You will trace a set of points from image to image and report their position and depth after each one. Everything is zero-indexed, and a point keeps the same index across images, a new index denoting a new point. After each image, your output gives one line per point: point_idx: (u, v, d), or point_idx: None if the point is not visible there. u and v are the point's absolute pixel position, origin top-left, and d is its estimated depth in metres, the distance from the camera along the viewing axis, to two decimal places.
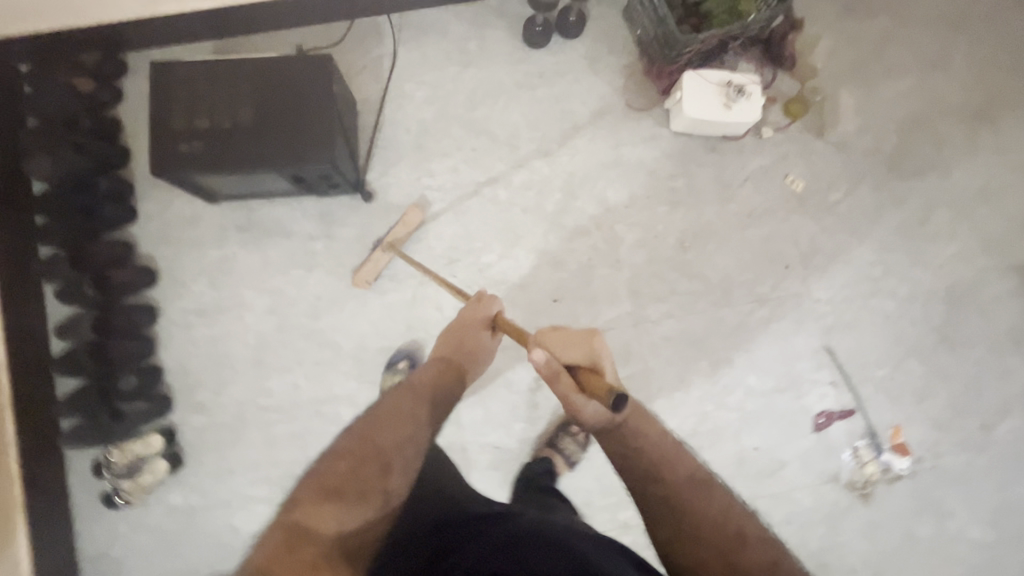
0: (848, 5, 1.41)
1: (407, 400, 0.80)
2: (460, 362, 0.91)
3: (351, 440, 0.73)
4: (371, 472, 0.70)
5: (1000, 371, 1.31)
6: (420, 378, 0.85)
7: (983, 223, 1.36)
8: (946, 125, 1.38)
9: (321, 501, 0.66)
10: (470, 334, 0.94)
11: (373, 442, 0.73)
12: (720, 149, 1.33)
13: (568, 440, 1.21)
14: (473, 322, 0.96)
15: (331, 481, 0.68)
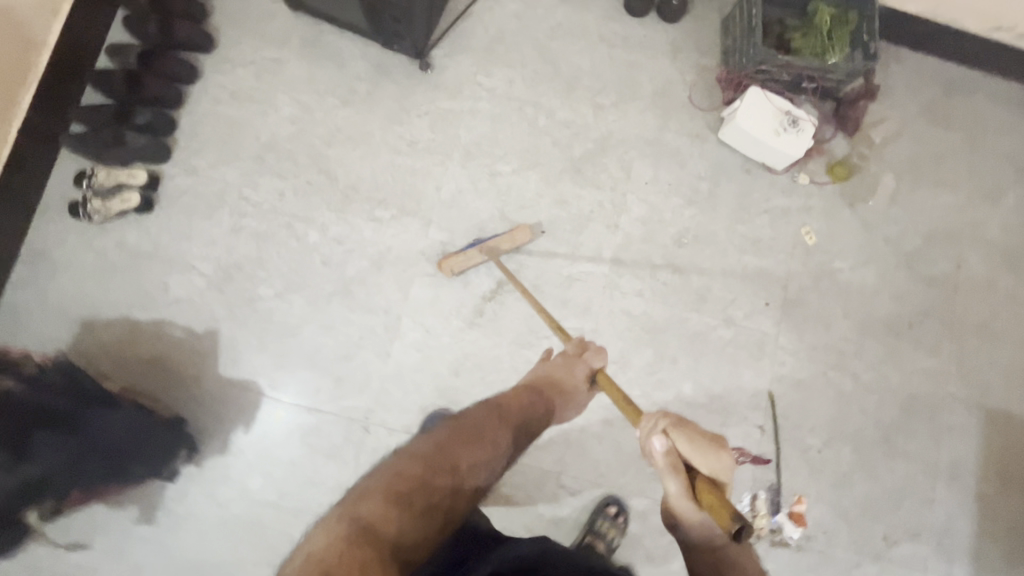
0: (929, 108, 1.44)
1: (493, 422, 0.84)
2: (548, 399, 0.94)
3: (426, 446, 0.77)
4: (440, 486, 0.72)
5: (926, 496, 1.27)
6: (506, 407, 0.88)
7: (970, 355, 1.34)
8: (973, 252, 1.38)
9: (389, 505, 0.67)
10: (560, 374, 0.97)
11: (452, 457, 0.75)
12: (754, 175, 1.36)
13: (610, 524, 1.17)
14: (570, 369, 0.98)
15: (403, 487, 0.70)
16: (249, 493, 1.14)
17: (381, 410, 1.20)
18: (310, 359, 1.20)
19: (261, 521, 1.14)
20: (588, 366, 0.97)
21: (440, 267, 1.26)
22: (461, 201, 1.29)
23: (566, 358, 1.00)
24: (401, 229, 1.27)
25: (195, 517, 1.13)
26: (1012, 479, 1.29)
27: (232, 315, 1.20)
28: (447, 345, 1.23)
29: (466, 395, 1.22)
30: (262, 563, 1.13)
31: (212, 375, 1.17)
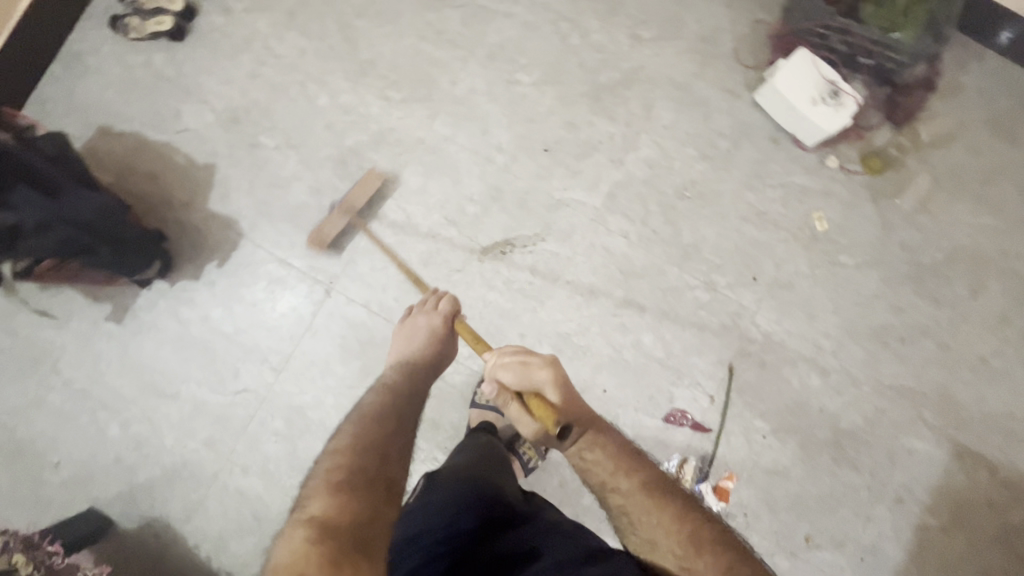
0: (996, 120, 1.31)
1: (387, 398, 0.77)
2: (433, 362, 0.89)
3: (342, 437, 0.68)
4: (370, 468, 0.63)
5: (862, 510, 1.22)
6: (393, 384, 0.81)
7: (958, 386, 1.25)
8: (995, 283, 1.28)
9: (333, 495, 0.58)
10: (427, 339, 0.90)
11: (365, 438, 0.67)
12: (780, 146, 1.29)
13: (528, 444, 1.18)
14: (423, 323, 0.92)
15: (339, 475, 0.61)
16: (209, 321, 1.22)
17: (346, 279, 1.24)
18: (293, 215, 1.25)
19: (214, 349, 1.21)
20: (441, 315, 0.92)
21: (435, 158, 1.27)
22: (472, 100, 1.28)
23: (422, 310, 0.94)
24: (407, 113, 1.27)
25: (158, 329, 1.22)
26: (963, 520, 1.23)
27: (231, 156, 1.25)
28: (423, 235, 1.25)
29: (430, 286, 1.24)
30: (203, 385, 1.21)
31: (201, 207, 1.24)
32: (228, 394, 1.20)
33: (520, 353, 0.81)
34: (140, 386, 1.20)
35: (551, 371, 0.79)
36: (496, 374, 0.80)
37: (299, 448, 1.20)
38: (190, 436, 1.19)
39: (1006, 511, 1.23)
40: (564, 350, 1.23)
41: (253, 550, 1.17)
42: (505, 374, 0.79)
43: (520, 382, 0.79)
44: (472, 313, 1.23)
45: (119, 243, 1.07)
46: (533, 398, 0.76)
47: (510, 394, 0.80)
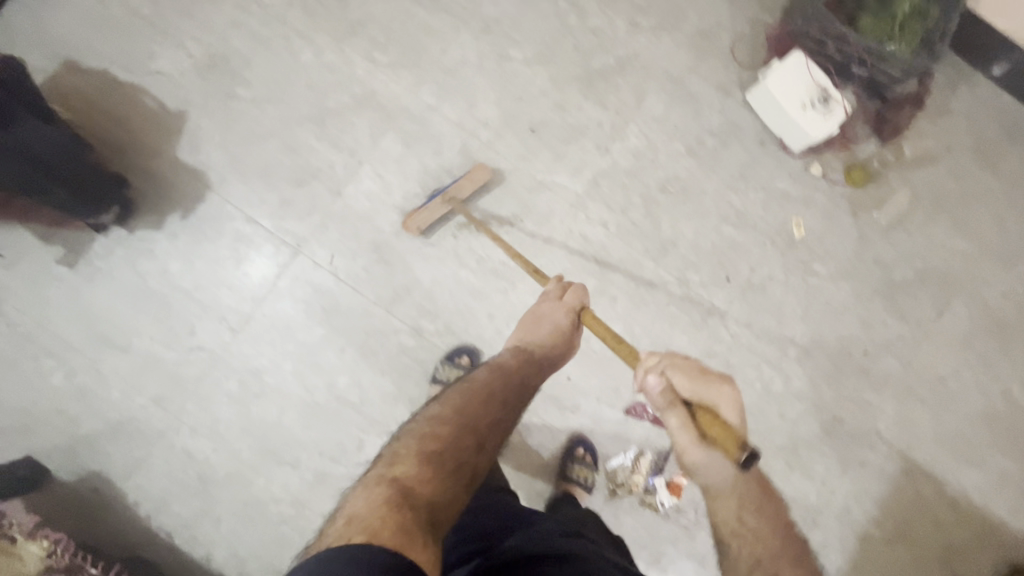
0: (982, 144, 1.31)
1: (494, 380, 0.79)
2: (553, 355, 0.90)
3: (440, 410, 0.72)
4: (467, 450, 0.68)
5: (810, 517, 1.24)
6: (506, 365, 0.83)
7: (916, 403, 1.27)
8: (962, 305, 1.29)
9: (423, 466, 0.64)
10: (553, 330, 0.91)
11: (463, 419, 0.71)
12: (767, 150, 1.28)
13: (578, 467, 1.17)
14: (552, 315, 0.92)
15: (432, 448, 0.66)
16: (168, 275, 1.17)
17: (316, 244, 1.20)
18: (264, 172, 1.20)
19: (171, 304, 1.17)
20: (572, 309, 0.92)
21: (419, 128, 1.23)
22: (462, 72, 1.24)
23: (550, 303, 0.94)
24: (393, 79, 1.23)
25: (113, 279, 1.16)
26: (906, 533, 1.25)
27: (204, 105, 1.20)
28: (399, 206, 1.21)
29: (402, 259, 1.21)
30: (156, 340, 1.16)
31: (169, 154, 1.18)
32: (182, 351, 1.16)
33: (703, 368, 0.73)
34: (89, 336, 1.15)
35: (733, 393, 0.71)
36: (673, 378, 0.71)
37: (252, 412, 1.16)
38: (138, 392, 1.15)
39: (951, 532, 1.24)
40: None
41: (196, 512, 1.14)
42: (681, 381, 0.71)
43: (694, 395, 0.71)
44: (443, 290, 1.21)
45: (76, 181, 1.02)
46: (707, 415, 0.69)
47: (680, 399, 0.71)
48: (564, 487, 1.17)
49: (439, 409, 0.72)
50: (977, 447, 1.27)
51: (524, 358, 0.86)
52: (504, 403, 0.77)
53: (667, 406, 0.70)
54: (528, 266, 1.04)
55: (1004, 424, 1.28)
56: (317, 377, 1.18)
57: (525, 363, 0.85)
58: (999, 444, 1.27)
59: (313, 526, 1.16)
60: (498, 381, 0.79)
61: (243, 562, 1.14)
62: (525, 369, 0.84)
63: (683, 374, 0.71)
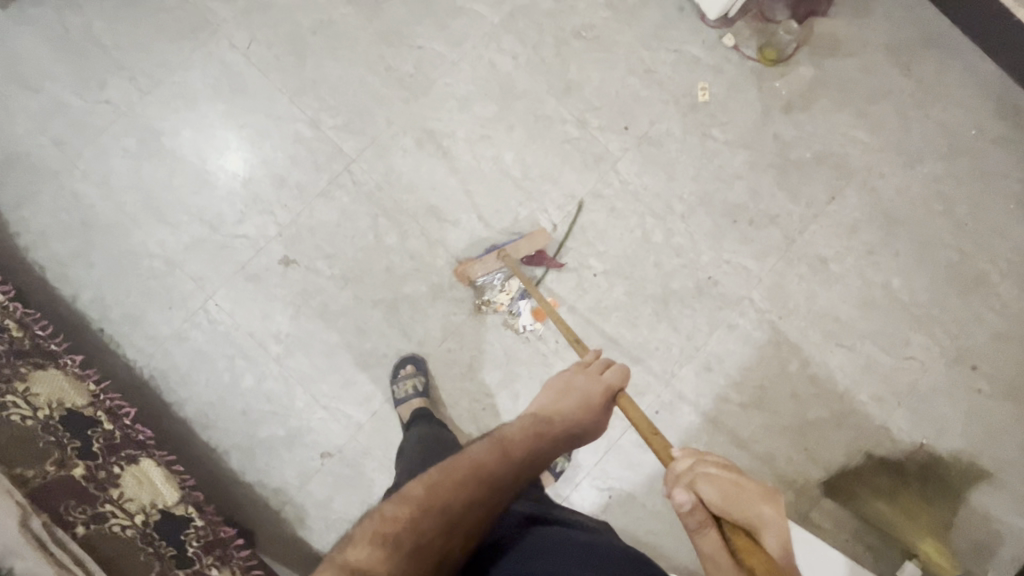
0: (895, 45, 1.35)
1: (495, 454, 0.73)
2: (569, 434, 0.83)
3: (422, 484, 0.66)
4: (436, 540, 0.62)
5: (670, 370, 1.25)
6: (510, 442, 0.76)
7: (793, 280, 1.28)
8: (854, 194, 1.31)
9: (375, 554, 0.58)
10: (578, 405, 0.86)
11: (443, 496, 0.65)
12: (685, 15, 1.32)
13: None
14: (583, 388, 0.88)
15: (395, 530, 0.61)
16: (92, 31, 1.23)
17: (236, 27, 1.26)
18: None
19: (89, 57, 1.23)
20: (606, 384, 0.88)
21: None
22: None
23: (582, 373, 0.91)
24: None
25: (39, 26, 1.23)
26: (764, 402, 1.25)
27: None
28: (323, 8, 1.27)
29: (317, 56, 1.26)
30: (68, 87, 1.22)
31: None
32: (91, 102, 1.22)
33: (730, 473, 0.65)
34: (7, 71, 1.21)
35: (777, 513, 0.61)
36: (698, 489, 0.64)
37: (144, 170, 1.21)
38: (42, 132, 1.21)
39: (807, 406, 1.26)
40: (427, 148, 1.25)
41: (72, 251, 1.19)
42: (714, 493, 0.63)
43: (731, 505, 0.62)
44: (350, 91, 1.26)
45: None
46: (743, 537, 0.59)
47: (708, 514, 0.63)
48: None
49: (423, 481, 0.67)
50: (848, 332, 1.28)
51: (533, 433, 0.80)
52: (497, 486, 0.70)
53: (698, 528, 0.62)
54: (569, 333, 1.03)
55: (878, 314, 1.29)
56: (213, 149, 1.23)
57: (533, 436, 0.79)
58: (871, 333, 1.28)
59: (182, 286, 1.19)
60: (503, 465, 0.72)
61: (107, 306, 1.18)
62: (534, 443, 0.78)
63: (716, 470, 0.66)
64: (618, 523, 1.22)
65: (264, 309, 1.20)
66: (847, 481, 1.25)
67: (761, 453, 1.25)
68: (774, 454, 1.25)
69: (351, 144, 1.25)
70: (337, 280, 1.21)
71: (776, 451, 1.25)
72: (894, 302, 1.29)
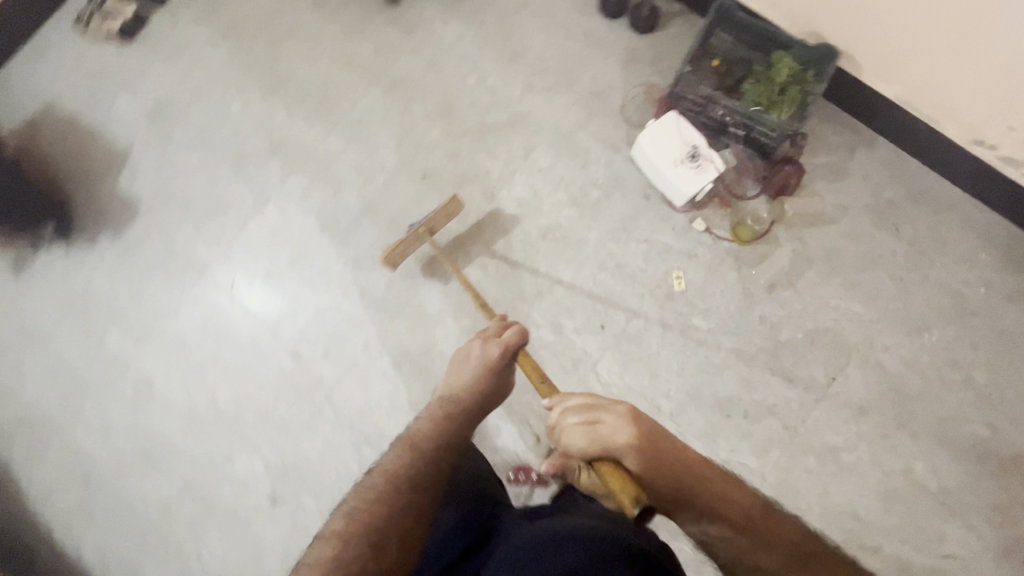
0: (880, 206, 1.28)
1: (407, 456, 0.75)
2: (482, 398, 0.87)
3: (345, 519, 0.70)
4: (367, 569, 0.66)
5: None
6: (420, 436, 0.78)
7: (801, 473, 1.19)
8: (859, 370, 1.22)
9: None
10: (480, 372, 0.89)
11: (363, 524, 0.69)
12: (651, 202, 1.31)
13: None
14: (478, 354, 0.92)
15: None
16: (91, 287, 1.33)
17: (219, 267, 1.33)
18: (186, 203, 1.36)
19: (88, 312, 1.32)
20: (503, 346, 0.92)
21: (322, 171, 1.36)
22: (368, 123, 1.38)
23: (482, 340, 0.94)
24: (306, 127, 1.38)
25: (47, 287, 1.33)
26: None
27: (148, 143, 1.39)
28: (298, 237, 1.33)
29: (295, 286, 1.31)
30: (70, 343, 1.31)
31: (111, 184, 1.37)
32: (90, 355, 1.30)
33: (588, 417, 0.81)
34: (19, 334, 1.32)
35: (627, 429, 0.78)
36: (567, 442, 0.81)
37: (139, 416, 1.27)
38: (48, 388, 1.29)
39: None
40: (404, 367, 1.26)
41: (73, 506, 1.24)
42: (578, 442, 0.79)
43: (594, 448, 0.78)
44: (327, 316, 1.29)
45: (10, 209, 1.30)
46: (609, 466, 0.76)
47: (581, 457, 0.80)
48: None
49: (343, 514, 0.71)
50: (871, 530, 1.16)
51: (446, 412, 0.83)
52: (418, 482, 0.73)
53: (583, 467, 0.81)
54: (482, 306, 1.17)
55: (905, 506, 1.17)
56: (202, 389, 1.27)
57: (446, 415, 0.82)
58: (900, 529, 1.16)
59: (175, 532, 1.22)
60: (429, 450, 0.76)
61: (107, 560, 1.21)
62: (455, 420, 0.81)
63: (571, 417, 0.82)
64: None
65: (253, 551, 1.20)
66: None
67: None
68: None
69: (331, 371, 1.27)
70: (322, 514, 1.20)
71: None
72: (920, 490, 1.17)
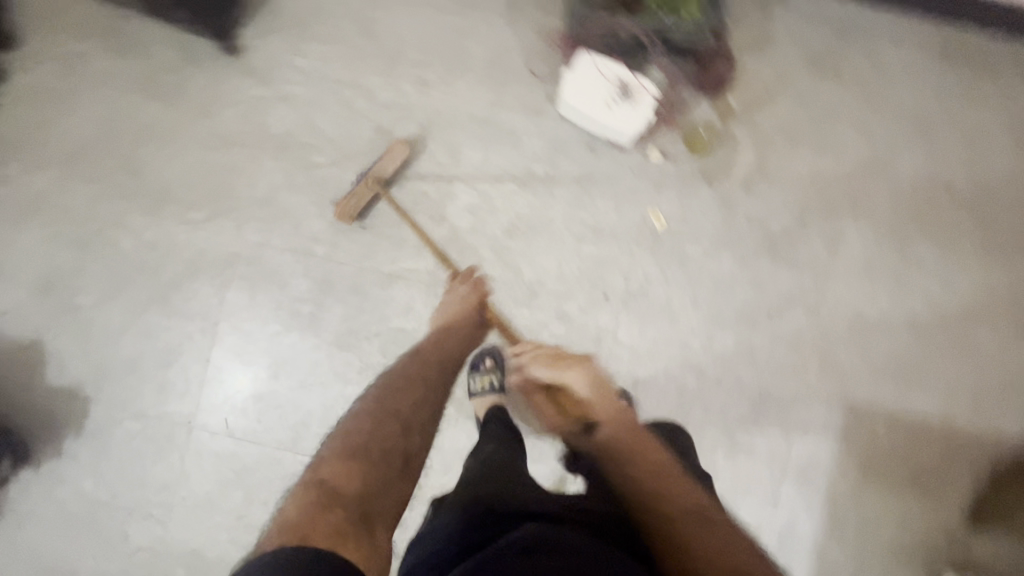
0: (815, 58, 1.23)
1: (420, 369, 0.91)
2: (469, 323, 1.04)
3: (360, 417, 0.79)
4: (390, 437, 0.77)
5: (772, 497, 1.20)
6: (427, 352, 0.96)
7: (838, 346, 1.22)
8: (854, 228, 1.22)
9: (347, 460, 0.72)
10: (460, 304, 1.06)
11: (392, 410, 0.81)
12: (599, 153, 1.22)
13: None
14: (457, 292, 1.08)
15: (354, 441, 0.75)
16: (84, 493, 1.20)
17: (206, 413, 1.21)
18: (131, 367, 1.21)
19: (97, 517, 1.20)
20: (472, 283, 1.10)
21: (255, 270, 1.22)
22: (276, 198, 1.22)
23: (451, 283, 1.11)
24: (214, 232, 1.22)
25: (37, 515, 1.20)
26: (871, 476, 1.21)
27: (55, 324, 1.21)
28: (267, 347, 1.21)
29: (290, 397, 1.21)
30: (96, 555, 1.19)
31: (41, 384, 1.21)
32: (123, 556, 1.19)
33: (555, 364, 0.88)
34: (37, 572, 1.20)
35: (582, 371, 0.86)
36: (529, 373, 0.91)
37: None
38: None
39: (912, 456, 1.21)
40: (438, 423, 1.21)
41: None
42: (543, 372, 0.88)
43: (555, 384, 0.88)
44: (337, 411, 1.21)
45: None
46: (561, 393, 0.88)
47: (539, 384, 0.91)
48: None
49: (363, 404, 0.83)
50: (916, 366, 1.21)
51: (441, 337, 1.00)
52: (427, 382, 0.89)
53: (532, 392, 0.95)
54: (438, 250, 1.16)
55: (936, 332, 1.22)
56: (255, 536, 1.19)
57: (445, 339, 0.99)
58: (938, 353, 1.21)
59: None
60: (426, 368, 0.91)
61: None
62: (435, 362, 0.94)
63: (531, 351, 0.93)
64: None
65: None
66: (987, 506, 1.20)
67: (893, 524, 1.21)
68: (906, 518, 1.21)
69: None
70: None
71: (908, 516, 1.21)
72: (944, 312, 1.22)
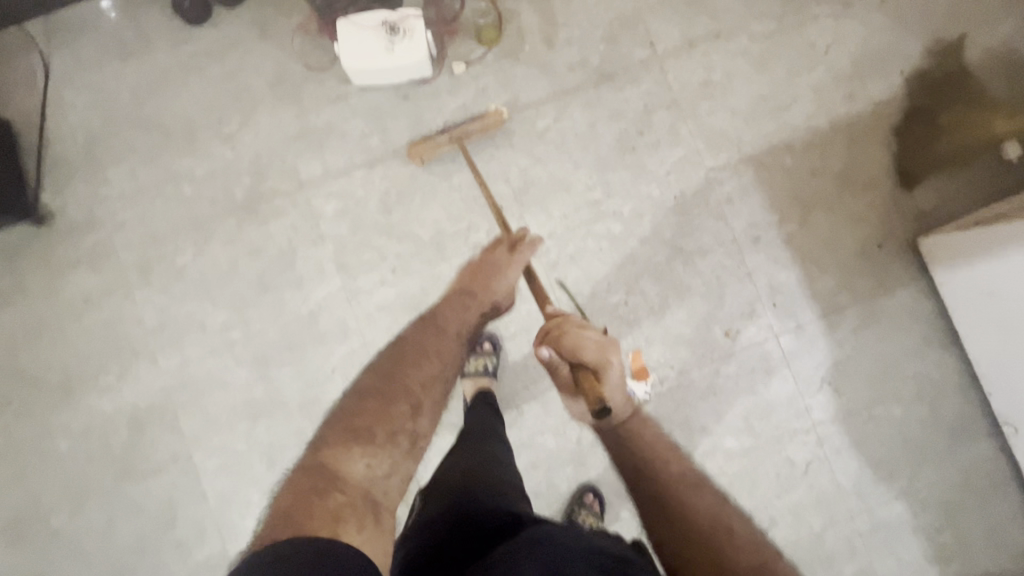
0: None
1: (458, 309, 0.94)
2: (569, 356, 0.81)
3: (379, 381, 0.80)
4: (401, 425, 0.76)
5: (743, 273, 1.24)
6: (443, 320, 0.92)
7: (711, 119, 1.26)
8: (658, 19, 1.27)
9: (382, 451, 0.73)
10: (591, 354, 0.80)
11: (402, 380, 0.80)
12: (414, 96, 1.24)
13: (770, 421, 1.23)
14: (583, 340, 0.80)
15: (383, 424, 0.75)
16: None
17: (232, 538, 1.17)
18: (141, 545, 1.17)
19: None
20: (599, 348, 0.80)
21: (193, 389, 1.19)
22: (169, 316, 1.20)
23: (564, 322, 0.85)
24: (134, 382, 1.19)
25: None
26: (809, 203, 1.26)
27: (48, 557, 1.16)
28: (246, 446, 1.18)
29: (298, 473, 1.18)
30: None
31: None
32: None
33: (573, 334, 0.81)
34: None
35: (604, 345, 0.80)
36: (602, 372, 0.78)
37: None
38: None
39: (829, 165, 1.26)
40: None
41: None
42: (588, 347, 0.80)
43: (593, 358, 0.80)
44: None
45: None
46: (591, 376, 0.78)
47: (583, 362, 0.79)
48: (772, 447, 1.22)
49: (423, 363, 0.83)
50: (781, 93, 1.27)
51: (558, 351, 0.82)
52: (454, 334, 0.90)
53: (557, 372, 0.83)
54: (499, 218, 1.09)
55: (777, 54, 1.28)
56: None
57: (473, 308, 0.96)
58: (790, 71, 1.27)
59: None
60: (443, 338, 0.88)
61: None
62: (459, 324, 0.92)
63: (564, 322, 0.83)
64: (861, 389, 1.24)
65: None
66: (910, 165, 1.26)
67: (852, 228, 1.26)
68: (858, 217, 1.26)
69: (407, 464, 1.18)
70: None
71: (857, 211, 1.26)
72: (772, 36, 1.28)
